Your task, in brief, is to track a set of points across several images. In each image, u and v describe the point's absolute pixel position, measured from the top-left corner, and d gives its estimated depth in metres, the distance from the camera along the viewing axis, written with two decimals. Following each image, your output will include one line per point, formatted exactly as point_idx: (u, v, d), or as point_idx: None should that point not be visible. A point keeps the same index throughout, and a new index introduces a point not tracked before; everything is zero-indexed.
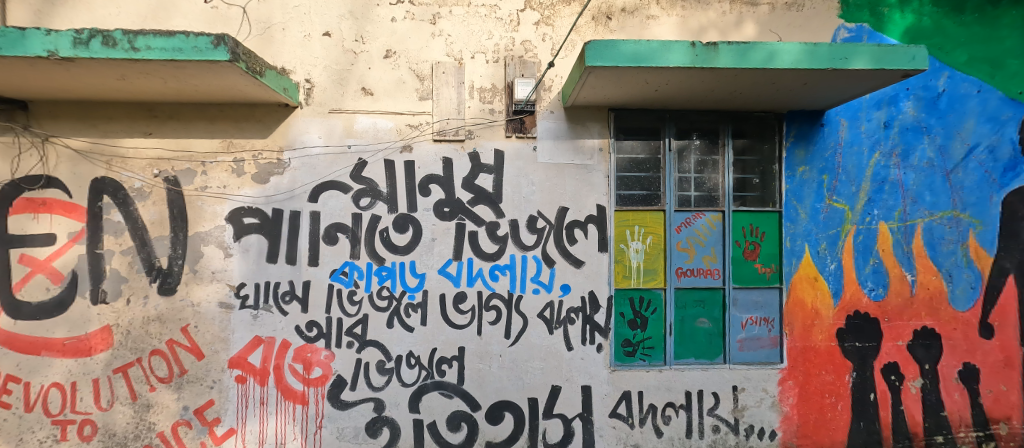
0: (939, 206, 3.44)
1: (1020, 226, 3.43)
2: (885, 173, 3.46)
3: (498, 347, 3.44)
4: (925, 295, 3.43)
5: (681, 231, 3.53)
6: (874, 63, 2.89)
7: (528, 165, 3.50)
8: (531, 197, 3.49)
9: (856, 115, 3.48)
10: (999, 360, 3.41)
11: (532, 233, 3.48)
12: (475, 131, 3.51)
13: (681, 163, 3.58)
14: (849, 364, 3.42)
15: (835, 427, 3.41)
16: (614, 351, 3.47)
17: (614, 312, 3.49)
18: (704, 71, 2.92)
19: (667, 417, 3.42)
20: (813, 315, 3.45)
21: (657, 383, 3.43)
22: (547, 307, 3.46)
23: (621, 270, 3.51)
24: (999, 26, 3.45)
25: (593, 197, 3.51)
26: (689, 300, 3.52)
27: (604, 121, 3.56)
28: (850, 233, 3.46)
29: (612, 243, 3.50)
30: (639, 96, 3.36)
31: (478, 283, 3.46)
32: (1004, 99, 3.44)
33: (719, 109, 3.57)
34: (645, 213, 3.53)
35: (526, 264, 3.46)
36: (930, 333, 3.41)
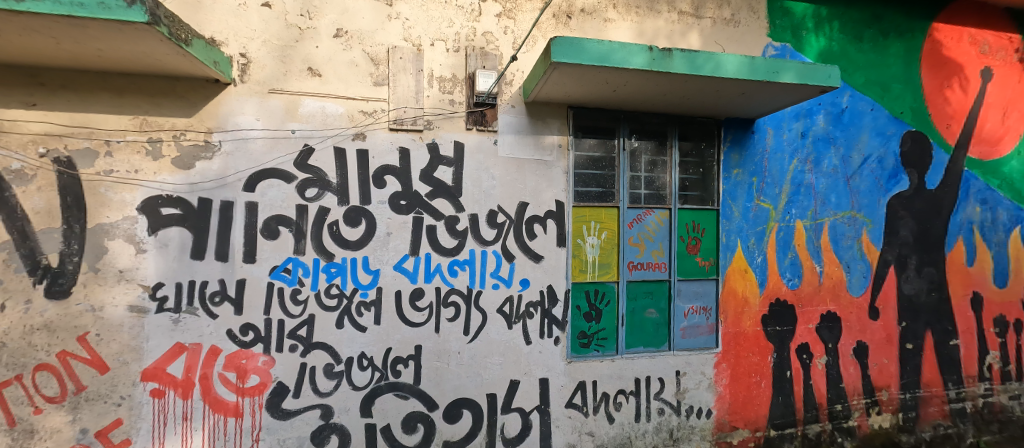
0: (842, 206, 3.98)
1: (901, 224, 4.07)
2: (802, 177, 3.93)
3: (457, 344, 3.38)
4: (830, 284, 3.96)
5: (632, 227, 3.76)
6: (800, 78, 3.28)
7: (488, 159, 3.47)
8: (492, 191, 3.46)
9: (780, 125, 3.92)
10: (883, 338, 4.02)
11: (492, 228, 3.45)
12: (434, 122, 3.39)
13: (633, 162, 3.79)
14: (771, 346, 3.88)
15: (759, 402, 3.87)
16: (571, 342, 3.62)
17: (571, 304, 3.63)
18: (660, 74, 3.09)
19: (618, 403, 3.67)
20: (743, 303, 3.87)
21: (610, 371, 3.66)
22: (506, 302, 3.48)
23: (578, 264, 3.66)
24: (887, 55, 4.07)
25: (552, 192, 3.58)
26: (639, 292, 3.79)
27: (564, 119, 3.65)
28: (774, 229, 3.89)
29: (570, 238, 3.62)
30: (597, 95, 3.47)
31: (437, 279, 3.36)
32: (890, 118, 4.08)
33: (667, 113, 3.83)
34: (600, 209, 3.71)
35: (486, 259, 3.44)
36: (833, 316, 3.95)
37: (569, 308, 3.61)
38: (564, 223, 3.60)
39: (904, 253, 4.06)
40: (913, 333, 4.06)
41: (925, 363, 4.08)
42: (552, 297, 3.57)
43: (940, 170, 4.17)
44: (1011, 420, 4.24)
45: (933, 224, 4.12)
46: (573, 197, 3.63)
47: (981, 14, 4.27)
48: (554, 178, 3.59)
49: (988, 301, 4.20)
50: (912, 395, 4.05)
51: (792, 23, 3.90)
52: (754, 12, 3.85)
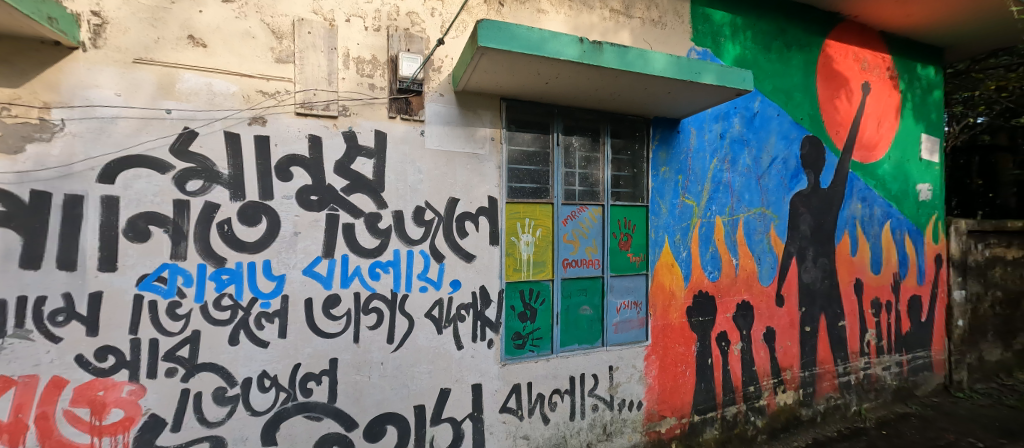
0: (754, 203, 4.27)
1: (801, 219, 4.47)
2: (721, 176, 4.16)
3: (379, 354, 3.05)
4: (745, 275, 4.23)
5: (567, 223, 3.72)
6: (718, 80, 3.42)
7: (414, 151, 3.17)
8: (418, 186, 3.18)
9: (702, 126, 4.12)
10: (787, 323, 4.39)
11: (419, 226, 3.17)
12: (351, 108, 2.99)
13: (567, 157, 3.76)
14: (695, 336, 4.10)
15: (684, 390, 4.08)
16: (505, 344, 3.49)
17: (505, 305, 3.49)
18: (590, 68, 3.02)
19: (553, 403, 3.63)
20: (670, 296, 4.06)
21: (545, 372, 3.59)
22: (435, 306, 3.22)
23: (512, 263, 3.53)
24: (791, 65, 4.43)
25: (484, 188, 3.40)
26: (574, 289, 3.78)
27: (497, 111, 3.48)
28: (697, 224, 4.11)
29: (504, 236, 3.47)
30: (529, 87, 3.34)
31: (356, 283, 2.98)
32: (793, 123, 4.45)
33: (599, 110, 3.85)
34: (535, 206, 3.61)
35: (413, 259, 3.15)
36: (747, 305, 4.23)
37: (504, 309, 3.47)
38: (497, 221, 3.44)
39: (803, 245, 4.47)
40: (811, 317, 4.49)
41: (820, 344, 4.53)
42: (485, 299, 3.39)
43: (831, 171, 4.65)
44: (885, 388, 4.88)
45: (825, 219, 4.60)
46: (507, 194, 3.50)
47: (862, 36, 4.83)
48: (487, 173, 3.41)
49: (868, 286, 4.79)
50: (811, 373, 4.48)
51: (712, 30, 4.09)
52: (678, 16, 3.98)
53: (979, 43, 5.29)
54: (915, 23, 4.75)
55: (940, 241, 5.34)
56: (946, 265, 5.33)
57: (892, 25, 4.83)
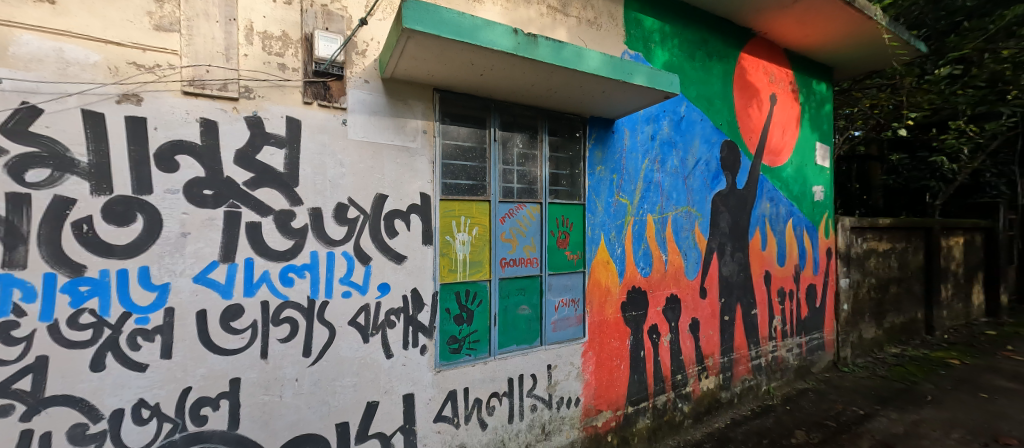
0: (681, 202, 4.48)
1: (721, 217, 4.79)
2: (651, 176, 4.32)
3: (293, 369, 2.69)
4: (673, 270, 4.43)
5: (505, 222, 3.61)
6: (648, 81, 3.51)
7: (335, 141, 2.81)
8: (340, 181, 2.82)
9: (635, 127, 4.24)
10: (709, 313, 4.68)
11: (342, 225, 2.83)
12: (256, 89, 2.57)
13: (505, 154, 3.63)
14: (628, 330, 4.21)
15: (619, 384, 4.17)
16: (439, 349, 3.28)
17: (440, 309, 3.27)
18: (525, 61, 2.90)
19: (491, 407, 3.51)
20: (606, 292, 4.12)
21: (482, 375, 3.46)
22: (361, 313, 2.91)
23: (447, 263, 3.33)
24: (712, 73, 4.70)
25: (417, 184, 3.16)
26: (512, 288, 3.68)
27: (429, 102, 3.25)
28: (630, 222, 4.22)
29: (438, 234, 3.26)
30: (463, 78, 3.15)
31: (263, 289, 2.58)
32: (714, 128, 4.74)
33: (537, 106, 3.79)
34: (471, 203, 3.44)
35: (335, 262, 2.81)
36: (675, 298, 4.43)
37: (439, 312, 3.26)
38: (430, 219, 3.22)
39: (722, 241, 4.78)
40: (729, 307, 4.84)
41: (736, 331, 4.90)
42: (418, 303, 3.15)
43: (745, 173, 5.04)
44: (788, 367, 5.43)
45: (741, 217, 4.97)
46: (442, 190, 3.28)
47: (771, 51, 5.27)
48: (418, 169, 3.17)
49: (775, 277, 5.29)
50: (729, 358, 4.83)
51: (643, 34, 4.19)
52: (613, 18, 4.03)
53: (858, 65, 6.07)
54: (811, 43, 5.30)
55: (830, 236, 6.03)
56: (835, 257, 6.05)
57: (792, 44, 5.35)
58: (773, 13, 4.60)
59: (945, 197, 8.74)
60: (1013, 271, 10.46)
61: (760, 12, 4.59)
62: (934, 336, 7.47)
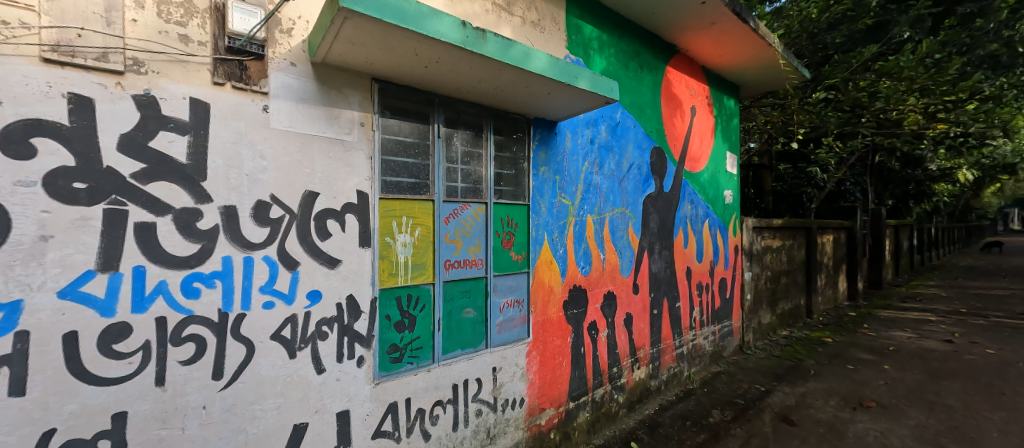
0: (617, 203, 4.73)
1: (651, 218, 5.15)
2: (591, 178, 4.49)
3: (201, 396, 2.32)
4: (610, 268, 4.64)
5: (449, 222, 3.49)
6: (591, 85, 3.65)
7: (253, 130, 2.49)
8: (260, 175, 2.51)
9: (576, 130, 4.37)
10: (641, 307, 5.00)
11: (262, 226, 2.53)
12: (151, 64, 2.18)
13: (449, 151, 3.51)
14: (570, 328, 4.32)
15: (561, 381, 4.26)
16: (378, 359, 3.06)
17: (379, 316, 3.06)
18: (472, 56, 2.82)
19: (435, 416, 3.36)
20: (549, 291, 4.18)
21: (425, 384, 3.30)
22: (286, 325, 2.63)
23: (387, 267, 3.12)
24: (644, 83, 5.04)
25: (353, 181, 2.93)
26: (456, 291, 3.56)
27: (367, 92, 3.02)
28: (572, 222, 4.34)
29: (376, 236, 3.05)
30: (405, 70, 2.97)
31: (159, 302, 2.20)
32: (646, 135, 5.09)
33: (482, 104, 3.71)
34: (413, 203, 3.27)
35: (253, 269, 2.50)
36: (611, 294, 4.66)
37: (377, 320, 3.05)
38: (367, 220, 3.00)
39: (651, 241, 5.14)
40: (657, 301, 5.22)
41: (662, 323, 5.30)
42: (353, 310, 2.92)
43: (671, 177, 5.48)
44: (705, 353, 6.02)
45: (667, 217, 5.40)
46: (381, 189, 3.08)
47: (692, 68, 5.83)
48: (355, 164, 2.94)
49: (695, 272, 5.85)
50: (657, 349, 5.22)
51: (583, 41, 4.33)
52: (555, 22, 4.09)
53: (759, 85, 6.94)
54: (723, 62, 5.95)
55: (738, 234, 6.90)
56: (740, 253, 6.89)
57: (709, 61, 5.95)
58: (694, 33, 5.11)
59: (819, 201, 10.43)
60: (865, 263, 12.75)
61: (683, 30, 5.07)
62: (811, 319, 8.86)
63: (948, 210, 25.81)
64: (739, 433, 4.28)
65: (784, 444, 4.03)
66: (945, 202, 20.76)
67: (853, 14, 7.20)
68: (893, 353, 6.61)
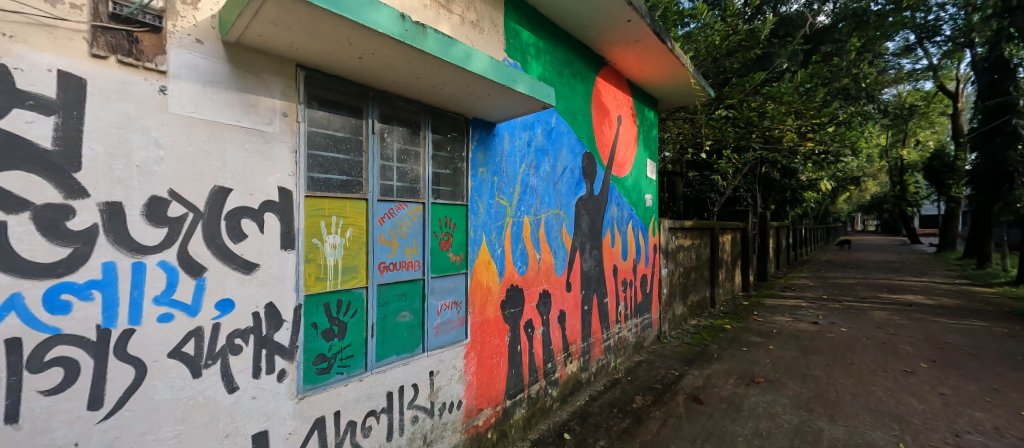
0: (552, 205, 4.98)
1: (583, 220, 5.50)
2: (528, 180, 4.67)
3: (74, 431, 1.93)
4: (545, 267, 4.85)
5: (384, 222, 3.31)
6: (530, 89, 3.72)
7: (144, 114, 2.12)
8: (156, 167, 2.15)
9: (513, 132, 4.51)
10: (574, 304, 5.29)
11: (159, 226, 2.18)
12: (4, 26, 1.77)
13: (384, 148, 3.33)
14: (507, 327, 4.41)
15: (497, 381, 4.30)
16: (303, 371, 2.83)
17: (303, 325, 2.82)
18: (411, 51, 2.72)
19: (367, 428, 3.19)
20: (487, 291, 4.21)
21: (357, 394, 3.12)
22: (189, 340, 2.29)
23: (314, 270, 2.88)
24: (577, 90, 5.34)
25: (274, 176, 2.65)
26: (392, 295, 3.40)
27: (291, 80, 2.76)
28: (509, 223, 4.46)
29: (301, 236, 2.79)
30: (337, 59, 2.76)
31: (11, 320, 1.79)
32: (578, 141, 5.42)
33: (420, 101, 3.60)
34: (343, 201, 3.04)
35: (144, 276, 2.13)
36: (547, 293, 4.88)
37: (302, 329, 2.80)
38: (291, 220, 2.74)
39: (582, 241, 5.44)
40: (588, 298, 5.56)
41: (591, 318, 5.61)
42: (273, 319, 2.65)
43: (600, 181, 5.89)
44: (630, 345, 6.54)
45: (598, 218, 5.81)
46: (307, 185, 2.82)
47: (619, 80, 6.33)
48: (276, 158, 2.66)
49: (621, 269, 6.33)
50: (588, 343, 5.53)
51: (521, 46, 4.44)
52: (494, 24, 4.12)
53: (674, 99, 7.72)
54: (644, 75, 6.52)
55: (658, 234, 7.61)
56: (660, 251, 7.59)
57: (632, 74, 6.49)
58: (620, 48, 5.58)
59: (720, 205, 11.89)
60: (755, 259, 14.79)
61: (610, 44, 5.51)
62: (714, 308, 10.07)
63: (811, 212, 30.95)
64: (658, 415, 4.72)
65: (696, 422, 4.52)
66: (810, 207, 24.91)
67: (748, 44, 8.35)
68: (778, 335, 7.77)
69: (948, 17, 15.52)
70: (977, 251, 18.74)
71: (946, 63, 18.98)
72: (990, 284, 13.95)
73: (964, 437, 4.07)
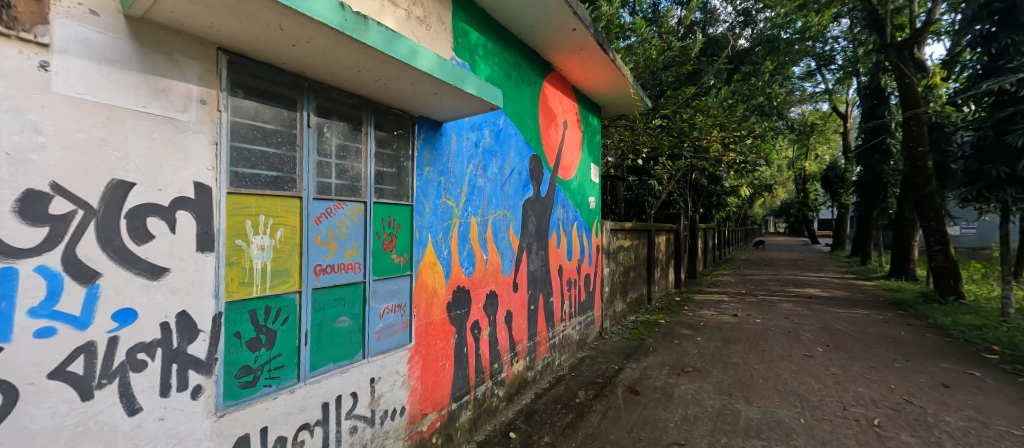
0: (499, 206, 5.09)
1: (530, 221, 5.69)
2: (475, 181, 4.73)
3: None
4: (492, 268, 4.93)
5: (320, 222, 3.16)
6: (477, 90, 3.73)
7: (19, 92, 1.83)
8: (37, 154, 1.87)
9: (461, 132, 4.52)
10: (520, 304, 5.42)
11: (38, 225, 1.89)
12: None
13: (321, 143, 3.17)
14: (454, 329, 4.38)
15: (443, 385, 4.24)
16: (224, 385, 2.61)
17: (224, 334, 2.59)
18: (352, 42, 2.60)
19: (300, 442, 3.01)
20: (433, 293, 4.15)
21: (287, 408, 2.93)
22: (79, 356, 2.00)
23: (238, 273, 2.66)
24: (523, 93, 5.49)
25: (190, 170, 2.41)
26: (328, 299, 3.23)
27: (211, 64, 2.52)
28: (456, 223, 4.46)
29: (221, 238, 2.57)
30: (267, 45, 2.57)
31: None
32: (526, 144, 5.58)
33: (361, 95, 3.46)
34: (273, 200, 2.84)
35: (16, 285, 1.84)
36: (493, 293, 4.95)
37: (222, 339, 2.58)
38: (209, 220, 2.50)
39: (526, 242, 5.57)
40: (534, 297, 5.72)
41: (535, 317, 5.75)
42: (186, 330, 2.40)
43: (547, 183, 6.11)
44: (574, 342, 6.80)
45: (544, 220, 6.04)
46: (231, 181, 2.60)
47: (565, 86, 6.63)
48: (192, 151, 2.42)
49: (566, 269, 6.57)
50: (533, 342, 5.67)
51: (469, 46, 4.44)
52: (441, 22, 4.06)
53: (614, 107, 8.16)
54: (587, 82, 6.83)
55: (601, 235, 7.99)
56: (602, 252, 7.98)
57: (576, 81, 6.78)
58: (566, 55, 5.84)
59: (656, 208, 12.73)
60: (686, 258, 16.03)
61: (557, 51, 5.76)
62: (650, 304, 10.77)
63: (731, 216, 34.15)
64: (599, 408, 4.95)
65: (633, 412, 4.81)
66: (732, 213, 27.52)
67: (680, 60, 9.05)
68: (705, 328, 8.49)
69: (842, 48, 17.90)
70: (862, 250, 21.81)
71: (839, 87, 21.87)
72: (871, 278, 16.28)
73: (851, 409, 4.73)
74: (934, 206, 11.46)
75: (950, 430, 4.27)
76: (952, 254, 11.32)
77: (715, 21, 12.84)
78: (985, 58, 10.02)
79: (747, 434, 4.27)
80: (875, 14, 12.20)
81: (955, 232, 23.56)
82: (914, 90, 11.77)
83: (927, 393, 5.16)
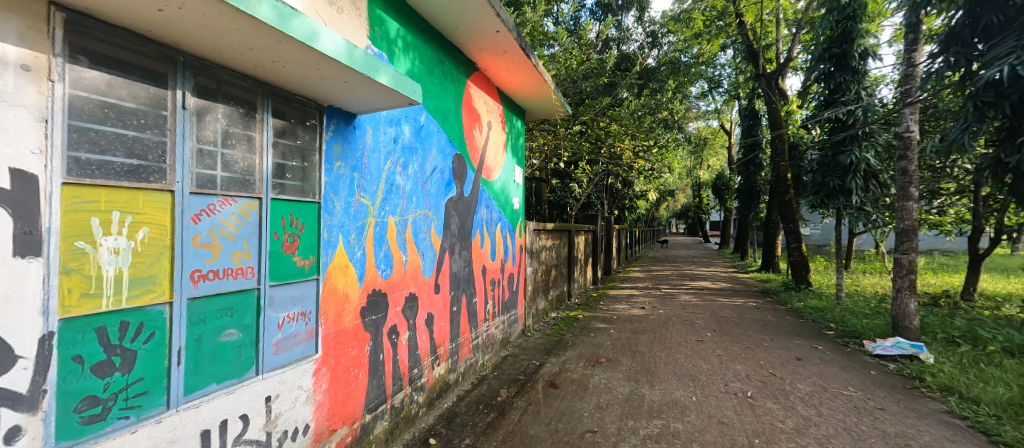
0: (420, 205, 4.92)
1: (452, 220, 5.58)
2: (393, 178, 4.48)
3: None
4: (411, 269, 4.73)
5: (200, 221, 2.69)
6: (393, 82, 3.47)
7: None
8: None
9: (377, 126, 4.23)
10: (441, 306, 5.29)
11: None
12: None
13: (200, 128, 2.71)
14: (367, 336, 4.08)
15: (354, 398, 3.92)
16: (57, 423, 2.09)
17: (57, 360, 2.07)
18: (239, 14, 2.24)
19: None
20: (344, 299, 3.82)
21: (153, 442, 2.44)
22: None
23: (78, 283, 2.14)
24: (446, 90, 5.39)
25: (6, 154, 1.91)
26: (210, 311, 2.77)
27: (37, 20, 2.01)
28: (371, 223, 4.16)
29: (53, 240, 2.06)
30: (123, 7, 2.12)
31: None
32: (448, 142, 5.47)
33: (255, 77, 3.03)
34: (132, 193, 2.34)
35: None
36: (413, 296, 4.75)
37: (54, 366, 2.06)
38: (34, 217, 1.99)
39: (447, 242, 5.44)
40: (456, 298, 5.63)
41: (457, 319, 5.64)
42: None
43: (470, 183, 6.07)
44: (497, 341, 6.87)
45: (467, 219, 5.98)
46: (68, 168, 2.11)
47: (489, 87, 6.64)
48: (6, 128, 1.92)
49: (489, 269, 6.59)
50: (455, 343, 5.58)
51: (387, 36, 4.18)
52: (355, 6, 3.74)
53: (537, 111, 8.39)
54: (511, 84, 6.91)
55: (523, 235, 8.16)
56: (524, 251, 8.16)
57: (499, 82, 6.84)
58: (489, 55, 5.85)
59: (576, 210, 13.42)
60: (602, 256, 17.26)
61: (480, 51, 5.74)
62: (570, 301, 11.35)
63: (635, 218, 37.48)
64: (520, 404, 5.06)
65: (552, 405, 5.00)
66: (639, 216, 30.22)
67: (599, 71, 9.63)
68: (619, 320, 9.18)
69: (727, 74, 20.72)
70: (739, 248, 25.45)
71: (722, 108, 25.27)
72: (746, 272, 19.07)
73: (730, 384, 5.53)
74: (792, 210, 14.00)
75: (801, 394, 5.23)
76: (804, 250, 13.77)
77: (628, 39, 13.99)
78: (826, 92, 12.46)
79: (651, 415, 4.71)
80: (750, 48, 14.77)
81: (804, 232, 28.52)
82: (779, 114, 14.13)
83: (786, 366, 6.25)
